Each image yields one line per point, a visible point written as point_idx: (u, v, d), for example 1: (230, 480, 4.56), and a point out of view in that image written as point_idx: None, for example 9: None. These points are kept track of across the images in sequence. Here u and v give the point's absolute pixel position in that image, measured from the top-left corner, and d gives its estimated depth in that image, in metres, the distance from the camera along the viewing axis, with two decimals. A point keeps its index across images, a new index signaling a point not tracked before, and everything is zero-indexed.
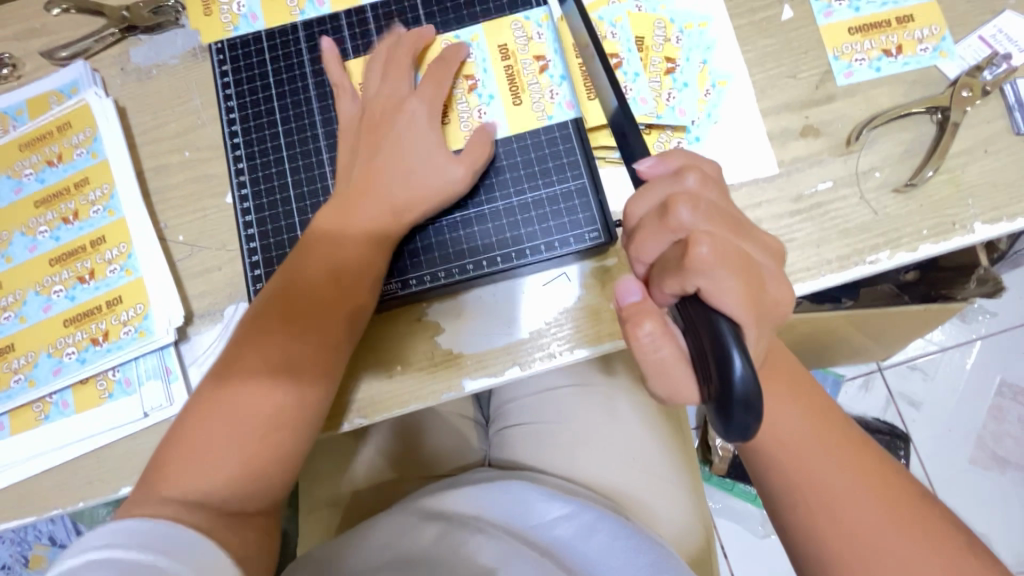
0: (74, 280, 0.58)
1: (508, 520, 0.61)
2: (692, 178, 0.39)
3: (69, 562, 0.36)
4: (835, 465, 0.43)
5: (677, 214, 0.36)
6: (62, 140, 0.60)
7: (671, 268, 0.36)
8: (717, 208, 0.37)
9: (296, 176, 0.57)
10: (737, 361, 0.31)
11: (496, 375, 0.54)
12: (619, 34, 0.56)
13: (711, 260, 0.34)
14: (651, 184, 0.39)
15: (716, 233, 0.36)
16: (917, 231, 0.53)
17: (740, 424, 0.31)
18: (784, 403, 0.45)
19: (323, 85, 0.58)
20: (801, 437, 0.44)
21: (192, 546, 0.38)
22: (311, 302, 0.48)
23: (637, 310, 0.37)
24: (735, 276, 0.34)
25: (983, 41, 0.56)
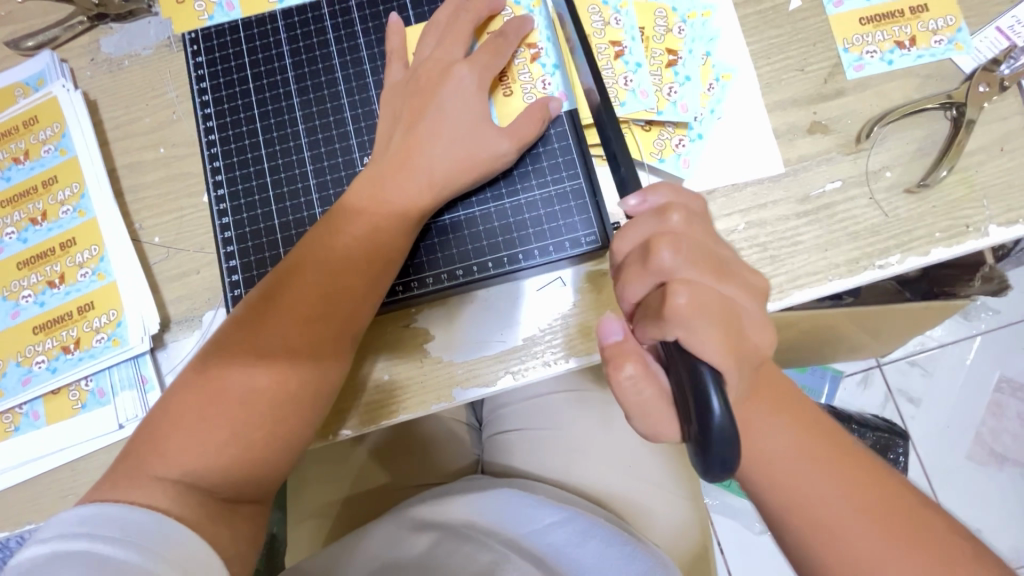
0: (44, 284, 0.55)
1: (499, 526, 0.58)
2: (678, 217, 0.37)
3: (37, 553, 0.35)
4: (837, 490, 0.40)
5: (658, 256, 0.35)
6: (28, 136, 0.57)
7: (652, 316, 0.34)
8: (701, 250, 0.36)
9: (276, 175, 0.54)
10: (716, 404, 0.30)
11: (489, 385, 0.52)
12: (623, 21, 0.53)
13: (687, 310, 0.33)
14: (636, 221, 0.38)
15: (699, 279, 0.34)
16: (929, 234, 0.50)
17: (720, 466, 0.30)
18: (774, 425, 0.42)
19: (304, 78, 0.55)
20: (795, 461, 0.41)
21: (161, 552, 0.36)
22: (285, 308, 0.44)
23: (618, 351, 0.36)
24: (715, 327, 0.32)
25: (1000, 33, 0.53)
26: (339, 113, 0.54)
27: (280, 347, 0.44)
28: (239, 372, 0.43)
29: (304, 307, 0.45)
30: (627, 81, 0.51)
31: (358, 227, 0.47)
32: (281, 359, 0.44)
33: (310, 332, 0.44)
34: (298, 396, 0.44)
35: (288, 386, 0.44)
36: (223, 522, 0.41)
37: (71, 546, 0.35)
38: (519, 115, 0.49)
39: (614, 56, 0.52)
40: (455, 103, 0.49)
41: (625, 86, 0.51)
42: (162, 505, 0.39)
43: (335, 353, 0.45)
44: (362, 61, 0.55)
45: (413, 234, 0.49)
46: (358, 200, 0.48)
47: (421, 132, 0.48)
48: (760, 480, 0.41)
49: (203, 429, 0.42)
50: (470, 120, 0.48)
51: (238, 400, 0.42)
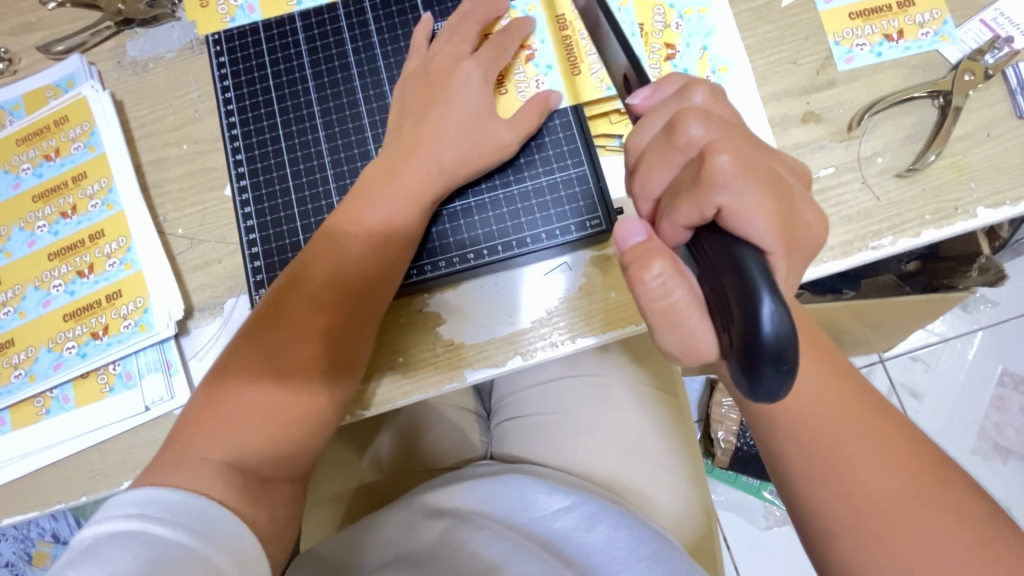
0: (73, 274, 0.57)
1: (512, 514, 0.60)
2: (699, 95, 0.38)
3: (95, 533, 0.37)
4: (854, 436, 0.41)
5: (687, 129, 0.34)
6: (59, 134, 0.60)
7: (686, 191, 0.33)
8: (728, 124, 0.35)
9: (295, 167, 0.56)
10: (766, 305, 0.27)
11: (499, 366, 0.54)
12: (622, 18, 0.56)
13: (731, 173, 0.32)
14: (653, 111, 0.38)
15: (731, 143, 0.34)
16: (919, 217, 0.52)
17: (770, 379, 0.28)
18: (811, 369, 0.43)
19: (322, 75, 0.58)
20: (824, 407, 0.42)
21: (209, 533, 0.38)
22: (315, 282, 0.48)
23: (642, 252, 0.33)
24: (757, 192, 0.32)
25: (984, 25, 0.56)
26: (354, 107, 0.57)
27: (295, 332, 0.46)
28: (257, 352, 0.46)
29: (329, 283, 0.47)
30: None
31: (371, 217, 0.49)
32: (294, 344, 0.46)
33: (324, 318, 0.47)
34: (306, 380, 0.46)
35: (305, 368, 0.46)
36: (252, 492, 0.43)
37: (125, 528, 0.37)
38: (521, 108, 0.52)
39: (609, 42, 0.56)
40: (465, 96, 0.51)
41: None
42: (196, 474, 0.41)
43: (359, 324, 0.48)
44: (377, 58, 0.58)
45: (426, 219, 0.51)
46: (371, 190, 0.50)
47: (430, 121, 0.51)
48: (793, 432, 0.42)
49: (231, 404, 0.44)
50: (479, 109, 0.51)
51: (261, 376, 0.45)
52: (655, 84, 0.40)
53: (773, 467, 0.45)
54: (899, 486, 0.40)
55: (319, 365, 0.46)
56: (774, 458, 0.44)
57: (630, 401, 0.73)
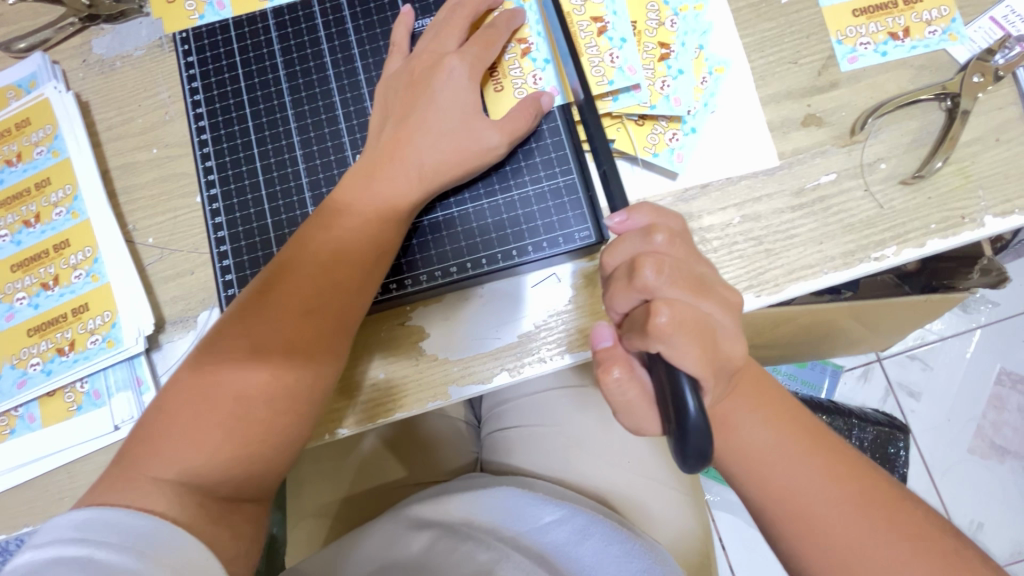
0: (38, 287, 0.54)
1: (500, 523, 0.58)
2: (661, 238, 0.38)
3: (31, 560, 0.34)
4: (809, 477, 0.40)
5: (642, 275, 0.36)
6: (20, 138, 0.57)
7: (622, 285, 0.37)
8: (682, 269, 0.36)
9: (268, 174, 0.54)
10: (690, 402, 0.32)
11: (484, 383, 0.52)
12: (608, 2, 0.52)
13: (669, 329, 0.33)
14: (622, 238, 0.39)
15: (680, 297, 0.36)
16: (924, 226, 0.50)
17: (696, 460, 0.31)
18: (750, 419, 0.42)
19: (296, 76, 0.55)
20: (775, 453, 0.41)
21: (156, 554, 0.35)
22: (283, 298, 0.44)
23: (610, 356, 0.38)
24: (694, 343, 0.34)
25: (994, 22, 0.53)
26: (331, 111, 0.54)
27: (270, 348, 0.43)
28: (228, 372, 0.43)
29: (297, 297, 0.44)
30: (613, 58, 0.51)
31: (351, 227, 0.46)
32: (268, 361, 0.43)
33: (300, 332, 0.44)
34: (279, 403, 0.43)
35: (283, 389, 0.43)
36: (221, 520, 0.40)
37: (64, 552, 0.34)
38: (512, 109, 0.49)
39: (598, 31, 0.51)
40: (447, 97, 0.48)
41: (612, 63, 0.51)
42: (159, 503, 0.38)
43: (328, 340, 0.45)
44: (352, 59, 0.55)
45: (405, 228, 0.48)
46: (346, 199, 0.47)
47: (410, 125, 0.48)
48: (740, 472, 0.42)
49: (197, 429, 0.41)
50: (460, 112, 0.48)
51: (227, 399, 0.42)
52: (629, 211, 0.41)
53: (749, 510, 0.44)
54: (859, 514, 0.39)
55: (291, 387, 0.43)
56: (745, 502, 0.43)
57: None
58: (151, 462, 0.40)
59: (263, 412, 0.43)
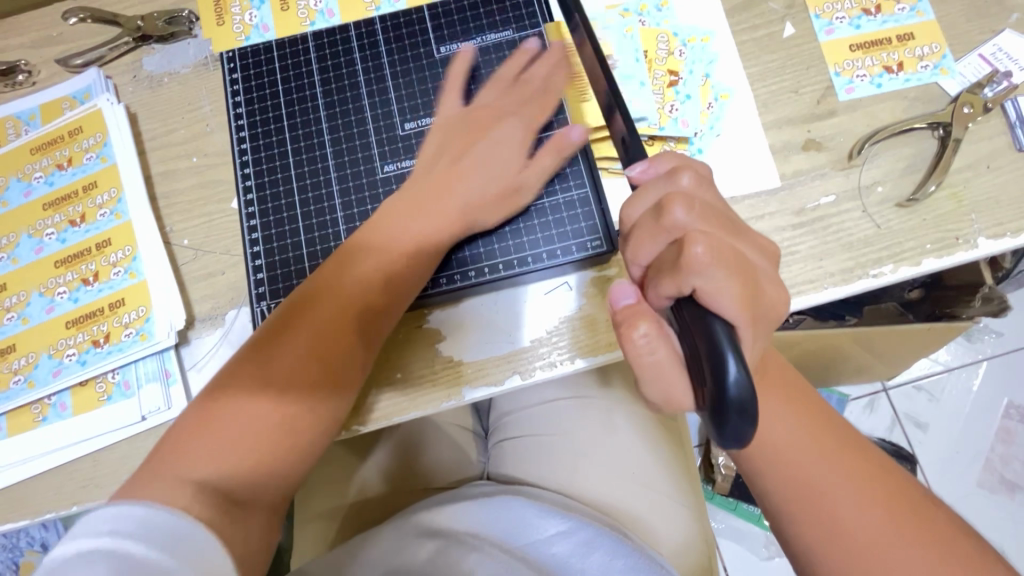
0: (78, 282, 0.58)
1: (506, 537, 0.59)
2: (686, 179, 0.39)
3: (65, 552, 0.34)
4: (829, 468, 0.42)
5: (672, 213, 0.36)
6: (72, 145, 0.61)
7: (667, 270, 0.36)
8: (711, 209, 0.37)
9: (302, 182, 0.57)
10: (731, 365, 0.30)
11: (496, 385, 0.54)
12: (627, 45, 0.57)
13: (703, 261, 0.34)
14: (645, 187, 0.39)
15: (711, 232, 0.36)
16: (920, 246, 0.52)
17: (735, 430, 0.31)
18: (779, 410, 0.43)
19: (331, 93, 0.59)
20: (797, 447, 0.42)
21: (180, 553, 0.34)
22: (322, 313, 0.47)
23: (632, 313, 0.37)
24: (729, 278, 0.34)
25: (983, 59, 0.57)
26: (361, 125, 0.58)
27: (290, 368, 0.45)
28: (243, 392, 0.44)
29: (336, 312, 0.47)
30: (630, 98, 0.56)
31: (379, 251, 0.50)
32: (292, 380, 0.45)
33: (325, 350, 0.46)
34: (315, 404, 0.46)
35: (308, 407, 0.45)
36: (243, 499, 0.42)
37: (98, 547, 0.33)
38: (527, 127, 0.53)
39: (617, 72, 0.56)
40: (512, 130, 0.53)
41: (629, 100, 0.56)
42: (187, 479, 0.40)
43: (365, 350, 0.48)
44: (383, 77, 0.59)
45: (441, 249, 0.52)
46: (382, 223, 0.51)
47: None
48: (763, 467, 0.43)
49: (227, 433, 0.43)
50: None
51: (255, 417, 0.43)
52: (650, 160, 0.41)
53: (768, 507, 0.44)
54: (874, 506, 0.40)
55: (332, 391, 0.46)
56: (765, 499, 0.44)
57: (628, 425, 0.72)
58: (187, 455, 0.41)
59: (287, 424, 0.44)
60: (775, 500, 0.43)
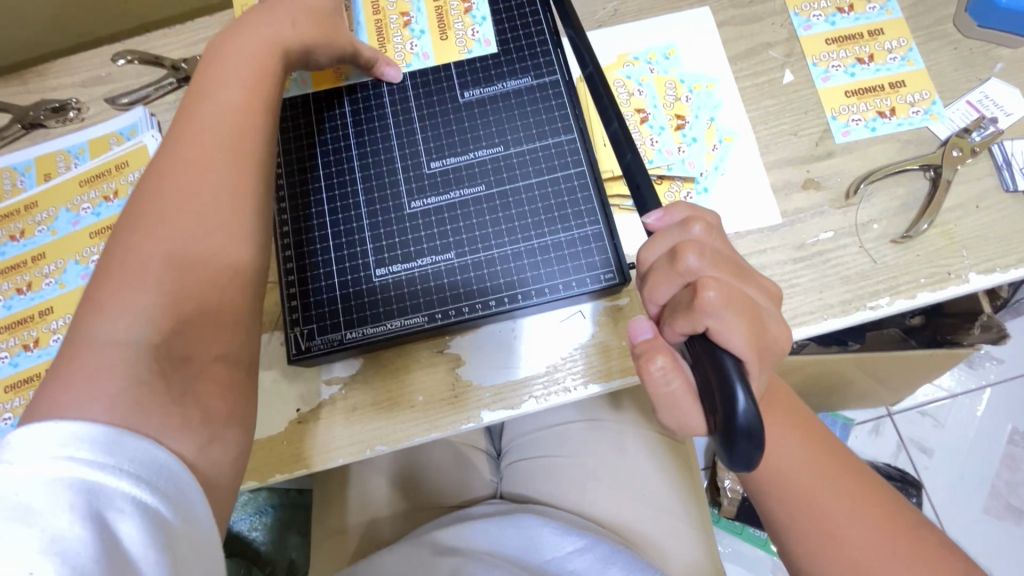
0: None
1: (526, 556, 0.61)
2: (698, 228, 0.42)
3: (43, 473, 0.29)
4: (833, 492, 0.44)
5: (685, 259, 0.39)
6: (119, 178, 0.66)
7: (682, 310, 0.39)
8: (721, 255, 0.40)
9: (333, 215, 0.59)
10: (739, 396, 0.34)
11: (514, 408, 0.57)
12: (645, 92, 0.62)
13: (716, 303, 0.37)
14: (660, 233, 0.43)
15: (721, 278, 0.39)
16: (914, 280, 0.56)
17: (744, 454, 0.34)
18: (787, 436, 0.46)
19: (362, 129, 0.62)
20: (804, 473, 0.45)
21: (157, 487, 0.32)
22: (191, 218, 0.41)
23: (649, 347, 0.40)
24: (740, 317, 0.37)
25: (971, 105, 0.60)
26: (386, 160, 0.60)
27: (161, 280, 0.38)
28: (119, 302, 0.36)
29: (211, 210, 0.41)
30: (652, 141, 0.60)
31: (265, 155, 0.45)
32: (173, 290, 0.38)
33: (214, 244, 0.41)
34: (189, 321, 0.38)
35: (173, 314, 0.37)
36: None
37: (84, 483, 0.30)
38: None
39: (641, 120, 0.60)
40: (281, 32, 0.50)
41: (652, 145, 0.60)
42: None
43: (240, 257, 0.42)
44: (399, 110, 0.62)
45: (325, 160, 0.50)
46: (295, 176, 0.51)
47: None
48: (768, 485, 0.45)
49: (104, 373, 0.34)
50: None
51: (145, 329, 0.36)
52: (665, 209, 0.44)
53: (769, 523, 0.47)
54: (870, 522, 0.43)
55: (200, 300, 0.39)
56: (768, 516, 0.46)
57: (637, 447, 0.74)
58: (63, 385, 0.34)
59: (196, 306, 0.39)
60: (781, 523, 0.45)
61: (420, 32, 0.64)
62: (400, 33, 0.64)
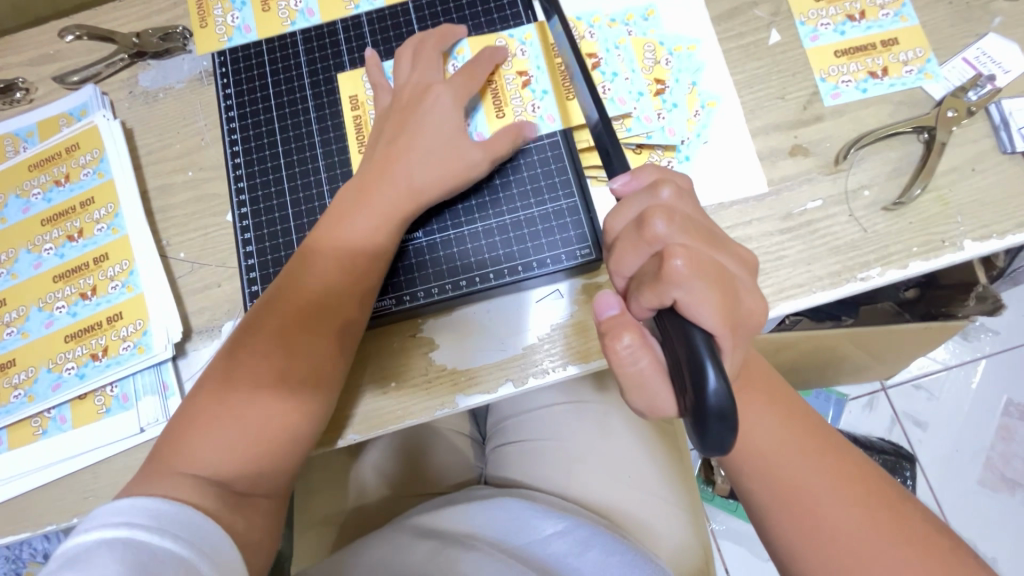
0: (76, 296, 0.59)
1: (505, 537, 0.59)
2: (668, 193, 0.40)
3: (82, 541, 0.37)
4: (811, 470, 0.42)
5: (652, 226, 0.37)
6: (70, 161, 0.62)
7: (648, 282, 0.36)
8: (692, 221, 0.38)
9: (294, 195, 0.58)
10: (710, 374, 0.31)
11: (490, 392, 0.54)
12: (622, 56, 0.58)
13: (684, 273, 0.35)
14: (627, 201, 0.40)
15: (691, 244, 0.37)
16: (907, 249, 0.53)
17: (717, 437, 0.31)
18: (766, 416, 0.44)
19: (323, 106, 0.60)
20: (780, 450, 0.43)
21: (199, 544, 0.39)
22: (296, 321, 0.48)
23: (616, 323, 0.38)
24: (711, 287, 0.35)
25: (967, 63, 0.57)
26: (423, 256, 0.55)
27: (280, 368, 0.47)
28: (201, 441, 0.44)
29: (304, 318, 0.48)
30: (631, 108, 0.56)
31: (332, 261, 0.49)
32: (274, 356, 0.47)
33: (336, 309, 0.49)
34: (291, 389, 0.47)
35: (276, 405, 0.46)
36: (236, 507, 0.43)
37: (115, 534, 0.37)
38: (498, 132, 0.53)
39: (593, 66, 0.57)
40: (432, 121, 0.53)
41: (604, 93, 0.56)
42: (179, 489, 0.41)
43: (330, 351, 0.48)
44: (366, 81, 0.59)
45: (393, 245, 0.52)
46: (358, 197, 0.51)
47: (413, 146, 0.52)
48: (744, 463, 0.44)
49: (218, 415, 0.45)
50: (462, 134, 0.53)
51: (255, 386, 0.46)
52: (633, 172, 0.41)
53: (748, 506, 0.45)
54: (851, 501, 0.41)
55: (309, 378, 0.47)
56: (748, 498, 0.44)
57: (622, 428, 0.72)
58: (178, 454, 0.44)
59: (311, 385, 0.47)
60: (758, 502, 0.43)
61: (542, 92, 0.57)
62: (519, 94, 0.57)
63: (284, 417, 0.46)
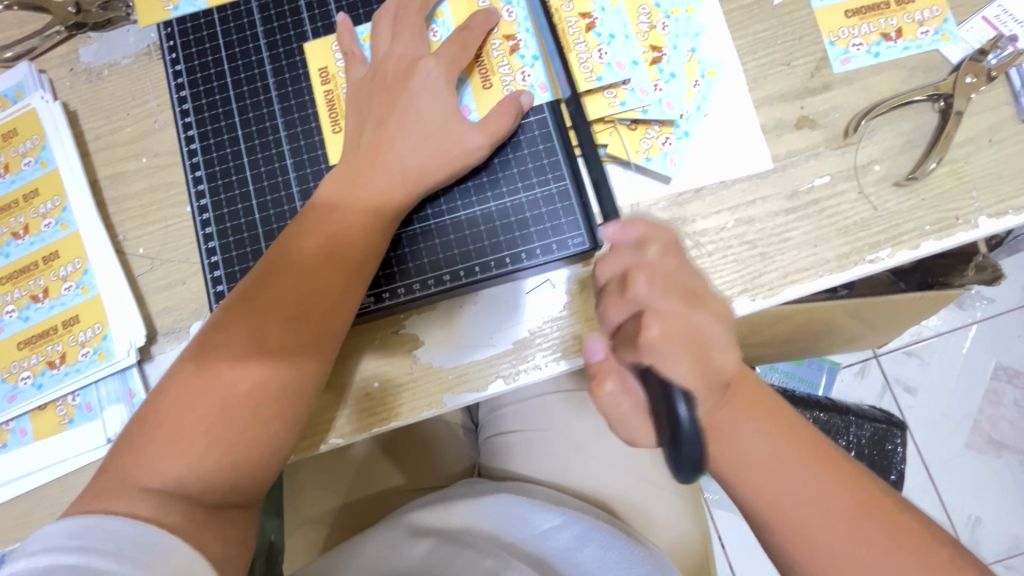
0: (27, 299, 0.54)
1: (502, 533, 0.57)
2: (654, 249, 0.37)
3: (30, 567, 0.34)
4: (800, 479, 0.40)
5: (633, 288, 0.35)
6: (8, 149, 0.56)
7: (628, 341, 0.34)
8: (674, 282, 0.36)
9: (258, 183, 0.53)
10: (684, 410, 0.31)
11: (480, 391, 0.52)
12: (614, 19, 0.52)
13: (660, 341, 0.33)
14: (616, 250, 0.38)
15: (672, 309, 0.35)
16: (919, 227, 0.50)
17: (687, 467, 0.31)
18: (753, 426, 0.41)
19: (285, 84, 0.54)
20: (768, 461, 0.41)
21: (158, 565, 0.36)
22: (270, 316, 0.43)
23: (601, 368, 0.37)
24: (686, 354, 0.33)
25: (987, 22, 0.53)
26: (413, 245, 0.51)
27: (257, 371, 0.42)
28: (169, 454, 0.40)
29: (279, 312, 0.44)
30: (624, 79, 0.51)
31: (311, 246, 0.45)
32: (252, 359, 0.43)
33: (316, 304, 0.44)
34: (271, 398, 0.43)
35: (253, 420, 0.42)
36: (209, 525, 0.40)
37: (63, 560, 0.34)
38: (492, 109, 0.49)
39: (587, 27, 0.52)
40: (422, 100, 0.48)
41: (601, 59, 0.51)
42: (143, 511, 0.38)
43: (312, 350, 0.44)
44: (337, 51, 0.54)
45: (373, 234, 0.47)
46: (341, 187, 0.47)
47: (389, 129, 0.48)
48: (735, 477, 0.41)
49: (187, 425, 0.41)
50: (441, 113, 0.48)
51: (230, 394, 0.42)
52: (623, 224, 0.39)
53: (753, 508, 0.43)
54: (844, 509, 0.39)
55: (290, 378, 0.43)
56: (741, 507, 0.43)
57: None
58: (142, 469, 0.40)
59: (292, 385, 0.44)
60: (746, 505, 0.42)
61: (532, 58, 0.52)
62: (508, 61, 0.51)
63: (262, 425, 0.43)
